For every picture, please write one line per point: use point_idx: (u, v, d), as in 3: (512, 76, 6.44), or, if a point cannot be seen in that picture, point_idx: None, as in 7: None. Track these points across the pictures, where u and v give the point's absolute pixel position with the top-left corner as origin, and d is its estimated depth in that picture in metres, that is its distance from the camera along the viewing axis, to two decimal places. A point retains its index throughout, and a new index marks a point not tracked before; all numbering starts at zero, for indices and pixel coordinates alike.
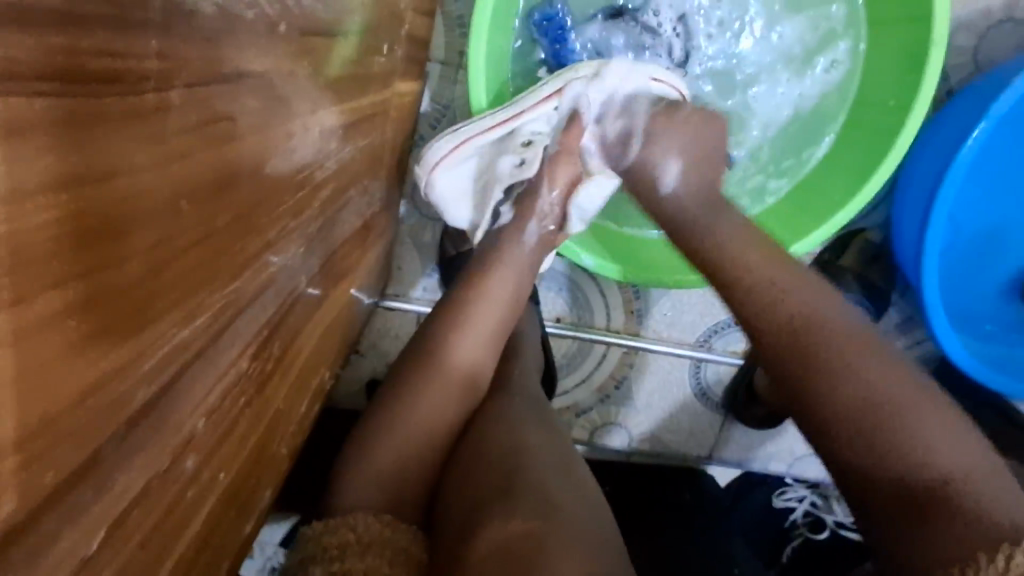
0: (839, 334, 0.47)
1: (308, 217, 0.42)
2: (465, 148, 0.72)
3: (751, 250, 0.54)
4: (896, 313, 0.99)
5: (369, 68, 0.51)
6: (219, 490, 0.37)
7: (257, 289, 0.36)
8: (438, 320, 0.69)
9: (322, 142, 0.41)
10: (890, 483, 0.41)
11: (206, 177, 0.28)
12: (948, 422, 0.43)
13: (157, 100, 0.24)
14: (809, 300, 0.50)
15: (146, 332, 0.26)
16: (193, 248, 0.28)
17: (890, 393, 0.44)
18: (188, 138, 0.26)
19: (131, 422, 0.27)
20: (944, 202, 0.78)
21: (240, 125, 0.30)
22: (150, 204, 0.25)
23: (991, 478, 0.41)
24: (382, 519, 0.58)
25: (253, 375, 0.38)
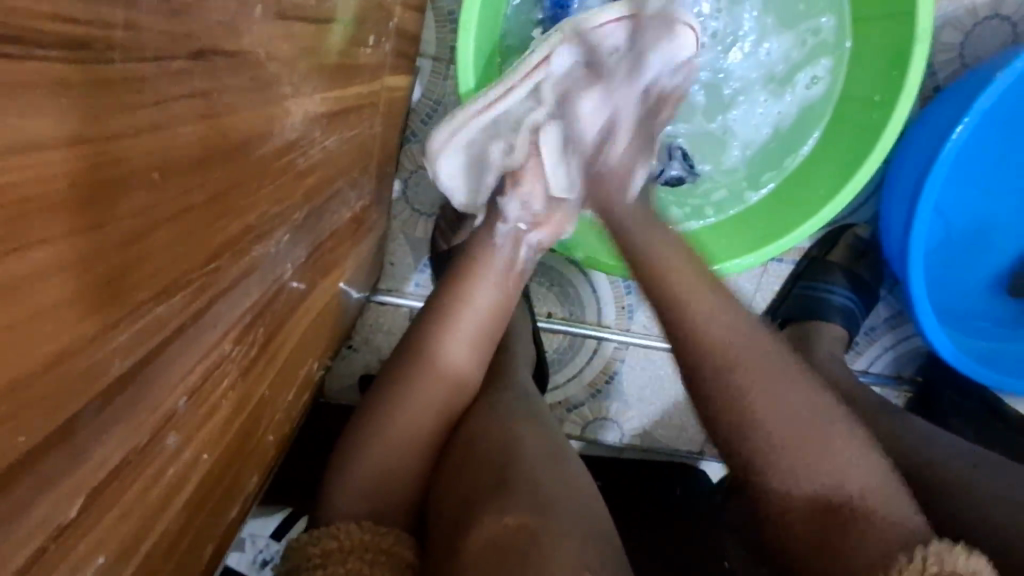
0: (766, 417, 0.50)
1: (294, 204, 0.43)
2: (462, 132, 0.69)
3: (681, 272, 0.58)
4: (884, 308, 1.02)
5: (356, 58, 0.51)
6: (202, 472, 0.37)
7: (241, 270, 0.36)
8: (426, 324, 0.70)
9: (307, 129, 0.41)
10: (803, 505, 0.47)
11: (189, 149, 0.28)
12: (837, 450, 0.49)
13: (145, 65, 0.25)
14: (749, 378, 0.51)
15: (124, 296, 0.27)
16: (175, 216, 0.29)
17: (784, 441, 0.49)
18: (175, 109, 0.27)
19: (109, 393, 0.27)
20: (930, 195, 0.79)
21: (223, 98, 0.30)
22: (135, 172, 0.25)
23: (871, 477, 0.48)
24: (364, 525, 0.57)
25: (237, 358, 0.39)
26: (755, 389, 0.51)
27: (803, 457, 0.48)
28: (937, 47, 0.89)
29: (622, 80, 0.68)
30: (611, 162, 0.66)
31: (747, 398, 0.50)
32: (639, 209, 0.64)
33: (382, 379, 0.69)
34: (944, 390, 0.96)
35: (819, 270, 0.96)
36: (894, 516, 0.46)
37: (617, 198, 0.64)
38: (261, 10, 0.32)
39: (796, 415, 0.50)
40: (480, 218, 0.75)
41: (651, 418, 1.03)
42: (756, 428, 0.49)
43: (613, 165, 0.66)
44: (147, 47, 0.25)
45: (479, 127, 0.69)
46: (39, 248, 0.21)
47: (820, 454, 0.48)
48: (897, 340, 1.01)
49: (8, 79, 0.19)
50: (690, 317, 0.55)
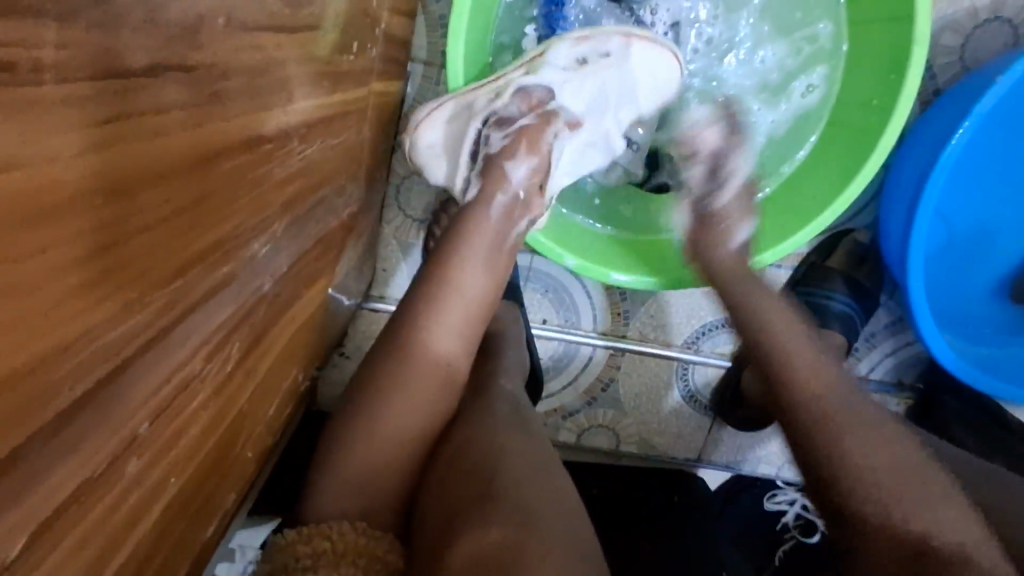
0: (865, 459, 0.48)
1: (271, 215, 0.42)
2: (450, 105, 0.73)
3: (790, 332, 0.58)
4: (885, 313, 1.00)
5: (340, 65, 0.50)
6: (170, 495, 0.36)
7: (212, 287, 0.35)
8: (404, 322, 0.67)
9: (284, 139, 0.40)
10: (893, 548, 0.45)
11: (150, 165, 0.27)
12: (937, 498, 0.47)
13: (100, 82, 0.23)
14: (845, 422, 0.51)
15: (77, 324, 0.25)
16: (133, 232, 0.27)
17: (877, 480, 0.48)
18: (131, 126, 0.25)
19: (58, 422, 0.26)
20: (930, 199, 0.78)
21: (187, 115, 0.29)
22: (89, 191, 0.24)
23: (979, 545, 0.45)
24: (358, 528, 0.57)
25: (209, 376, 0.38)
26: (854, 441, 0.49)
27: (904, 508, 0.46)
28: (936, 50, 0.88)
29: (603, 87, 0.74)
30: (718, 206, 0.67)
31: (842, 439, 0.50)
32: (738, 256, 0.65)
33: (361, 385, 0.66)
34: (946, 397, 0.94)
35: (819, 276, 0.95)
36: (952, 536, 0.45)
37: (718, 246, 0.66)
38: (237, 18, 0.31)
39: (890, 455, 0.49)
40: (473, 192, 0.72)
41: (649, 427, 1.02)
42: (859, 478, 0.48)
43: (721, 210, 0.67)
44: (105, 63, 0.23)
45: (470, 97, 0.72)
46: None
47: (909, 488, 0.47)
48: (898, 346, 0.99)
49: None
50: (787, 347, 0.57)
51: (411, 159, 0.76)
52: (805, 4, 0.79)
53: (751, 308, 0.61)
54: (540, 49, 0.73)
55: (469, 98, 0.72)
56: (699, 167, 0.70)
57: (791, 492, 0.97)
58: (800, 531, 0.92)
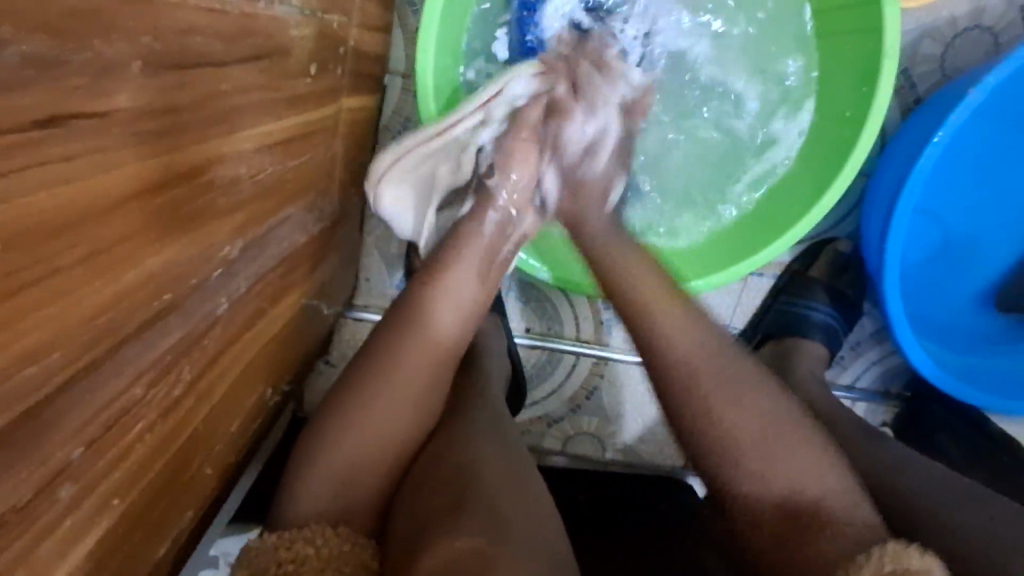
0: (719, 437, 0.51)
1: (220, 239, 0.43)
2: (407, 158, 0.69)
3: (655, 299, 0.58)
4: (869, 322, 0.99)
5: (297, 88, 0.51)
6: (110, 519, 0.36)
7: (150, 316, 0.36)
8: (392, 329, 0.66)
9: (228, 167, 0.41)
10: (757, 516, 0.50)
11: (94, 202, 0.28)
12: (792, 444, 0.51)
13: (44, 129, 0.24)
14: (711, 394, 0.53)
15: (14, 356, 0.26)
16: (74, 266, 0.28)
17: (715, 444, 0.52)
18: (75, 166, 0.26)
19: None
20: (906, 210, 0.77)
21: (129, 152, 0.30)
22: (27, 230, 0.24)
23: (837, 498, 0.49)
24: (340, 531, 0.58)
25: (153, 402, 0.38)
26: (699, 405, 0.53)
27: (761, 469, 0.50)
28: (916, 58, 0.87)
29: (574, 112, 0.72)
30: (594, 169, 0.68)
31: (706, 398, 0.53)
32: (612, 220, 0.67)
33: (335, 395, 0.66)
34: (931, 405, 0.93)
35: (803, 286, 0.94)
36: (806, 491, 0.49)
37: (593, 212, 0.67)
38: (174, 53, 0.31)
39: (749, 410, 0.52)
40: (466, 208, 0.71)
41: (635, 435, 1.02)
42: (711, 429, 0.52)
43: (596, 173, 0.68)
44: (52, 109, 0.24)
45: (429, 148, 0.69)
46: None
47: (761, 440, 0.51)
48: (884, 354, 0.99)
49: None
50: (663, 331, 0.56)
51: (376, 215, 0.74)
52: (783, 26, 0.80)
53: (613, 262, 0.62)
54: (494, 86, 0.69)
55: (426, 147, 0.69)
56: (576, 145, 0.68)
57: None
58: None
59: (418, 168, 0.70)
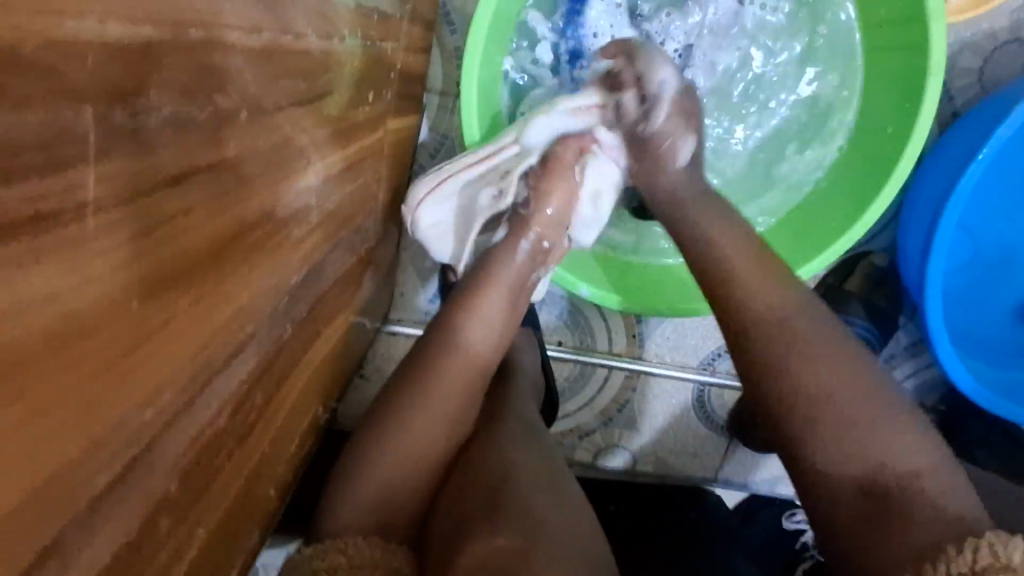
0: (815, 401, 0.49)
1: (290, 268, 0.44)
2: (448, 184, 0.71)
3: (743, 258, 0.57)
4: (904, 336, 0.97)
5: (356, 116, 0.52)
6: (196, 545, 0.37)
7: (234, 348, 0.36)
8: (432, 342, 0.66)
9: (300, 200, 0.42)
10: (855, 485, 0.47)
11: (202, 247, 0.29)
12: (901, 431, 0.48)
13: (174, 185, 0.25)
14: (813, 356, 0.51)
15: (136, 399, 0.27)
16: (184, 312, 0.29)
17: (818, 411, 0.49)
18: (195, 216, 0.27)
19: (97, 503, 0.26)
20: (948, 228, 0.77)
21: (230, 198, 0.31)
22: (147, 286, 0.25)
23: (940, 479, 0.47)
24: (372, 541, 0.58)
25: (232, 430, 0.39)
26: (806, 353, 0.51)
27: (858, 439, 0.48)
28: (954, 72, 0.87)
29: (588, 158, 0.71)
30: (655, 126, 0.66)
31: (792, 369, 0.51)
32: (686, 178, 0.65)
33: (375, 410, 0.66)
34: (968, 418, 0.94)
35: (837, 299, 0.94)
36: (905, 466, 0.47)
37: (662, 173, 0.66)
38: (269, 98, 0.33)
39: (850, 384, 0.50)
40: (499, 237, 0.69)
41: (666, 446, 1.02)
42: (800, 392, 0.50)
43: (658, 129, 0.66)
44: (175, 167, 0.25)
45: (470, 175, 0.70)
46: (61, 378, 0.22)
47: (863, 415, 0.49)
48: (918, 367, 0.97)
49: (51, 226, 0.20)
50: (747, 295, 0.55)
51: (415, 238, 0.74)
52: (829, 53, 0.79)
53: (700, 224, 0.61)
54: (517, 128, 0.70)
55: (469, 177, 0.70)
56: (634, 102, 0.67)
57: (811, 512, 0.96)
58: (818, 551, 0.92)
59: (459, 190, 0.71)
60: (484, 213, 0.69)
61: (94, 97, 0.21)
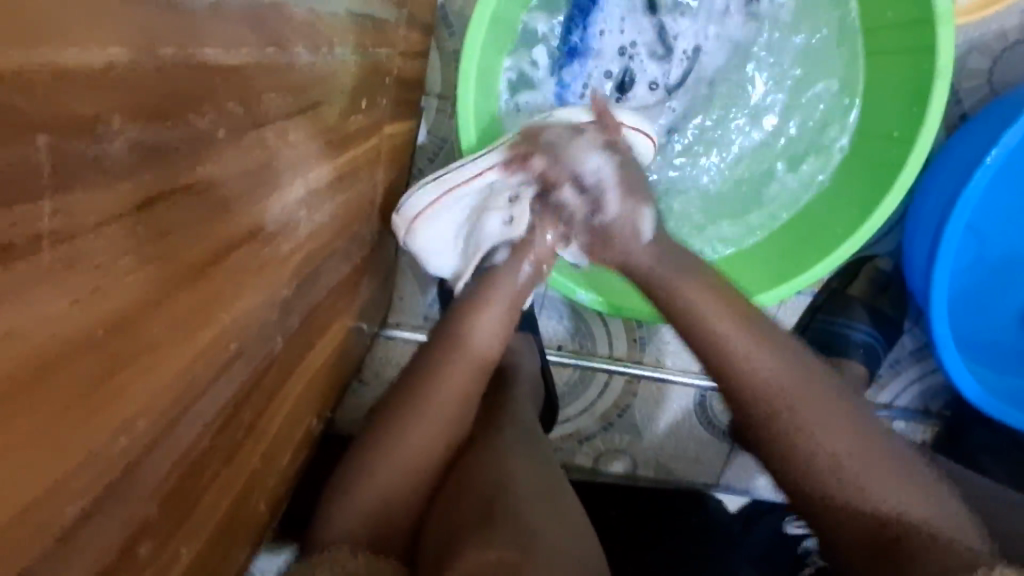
0: (817, 463, 0.51)
1: (280, 283, 0.43)
2: (450, 195, 0.70)
3: (724, 312, 0.58)
4: (909, 340, 0.96)
5: (349, 125, 0.51)
6: (183, 564, 0.37)
7: (220, 366, 0.36)
8: (428, 359, 0.66)
9: (289, 214, 0.41)
10: (856, 534, 0.48)
11: (180, 270, 0.28)
12: (902, 481, 0.50)
13: (138, 214, 0.24)
14: (811, 419, 0.52)
15: (111, 426, 0.26)
16: (160, 336, 0.28)
17: (830, 462, 0.50)
18: (165, 242, 0.27)
19: (69, 533, 0.26)
20: (954, 233, 0.76)
21: (211, 219, 0.30)
22: (112, 317, 0.24)
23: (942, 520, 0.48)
24: (363, 555, 0.56)
25: (219, 448, 0.39)
26: (808, 416, 0.52)
27: (856, 487, 0.49)
28: (962, 74, 0.85)
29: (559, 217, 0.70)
30: (611, 212, 0.62)
31: (795, 423, 0.52)
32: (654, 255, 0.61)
33: (373, 424, 0.66)
34: (974, 425, 0.92)
35: (840, 303, 0.93)
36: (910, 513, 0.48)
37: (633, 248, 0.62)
38: (253, 114, 0.32)
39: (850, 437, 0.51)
40: (501, 257, 0.69)
41: (665, 451, 1.02)
42: (805, 460, 0.51)
43: (615, 210, 0.62)
44: (145, 192, 0.24)
45: (470, 189, 0.69)
46: (28, 414, 0.22)
47: (864, 463, 0.50)
48: (923, 373, 0.96)
49: (13, 267, 0.19)
50: (739, 349, 0.56)
51: (411, 248, 0.73)
52: (831, 55, 0.78)
53: (679, 291, 0.59)
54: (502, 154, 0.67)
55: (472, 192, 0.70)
56: (589, 175, 0.63)
57: None
58: None
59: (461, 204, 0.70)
60: (494, 239, 0.69)
61: (48, 127, 0.20)
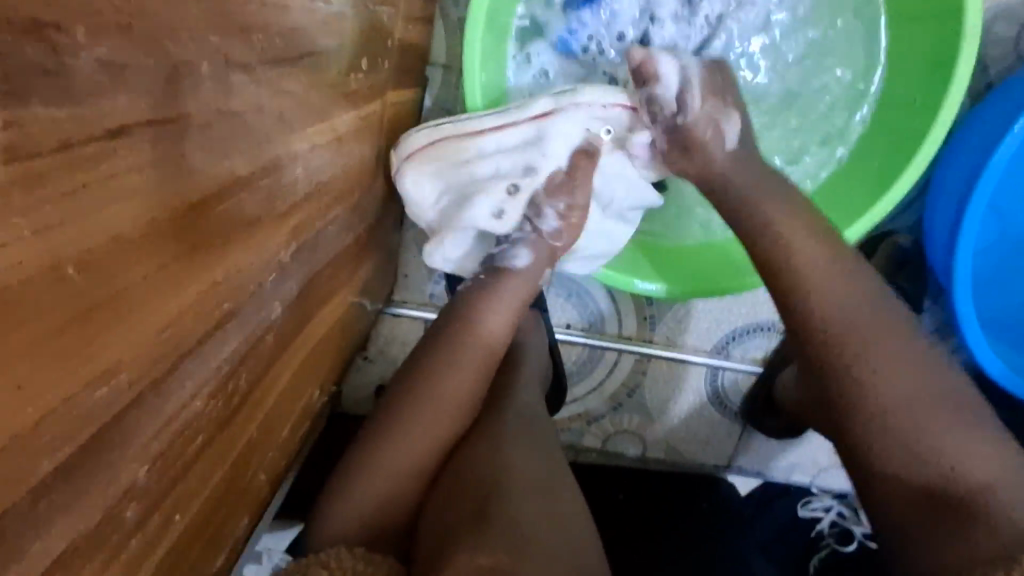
0: (879, 409, 0.49)
1: (275, 245, 0.41)
2: (449, 146, 0.67)
3: (801, 235, 0.56)
4: (928, 319, 0.92)
5: (349, 84, 0.49)
6: (177, 531, 0.36)
7: (211, 327, 0.34)
8: (428, 356, 0.65)
9: (284, 170, 0.39)
10: (908, 495, 0.48)
11: (160, 215, 0.27)
12: (965, 431, 0.48)
13: (93, 148, 0.22)
14: (882, 361, 0.50)
15: (95, 371, 0.25)
16: (142, 285, 0.27)
17: (898, 403, 0.49)
18: (137, 181, 0.25)
19: (45, 489, 0.24)
20: (979, 205, 0.73)
21: (194, 162, 0.28)
22: (80, 256, 0.23)
23: (1003, 478, 0.47)
24: (355, 552, 0.54)
25: (214, 412, 0.37)
26: (876, 351, 0.50)
27: (914, 445, 0.48)
28: (988, 41, 0.82)
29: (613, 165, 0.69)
30: (691, 116, 0.61)
31: (854, 369, 0.50)
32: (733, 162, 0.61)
33: (378, 413, 0.64)
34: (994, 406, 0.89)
35: None
36: (963, 469, 0.47)
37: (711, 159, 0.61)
38: (238, 54, 0.30)
39: (913, 379, 0.49)
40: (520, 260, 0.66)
41: (676, 433, 0.99)
42: (853, 413, 0.50)
43: (693, 115, 0.61)
44: (115, 118, 0.23)
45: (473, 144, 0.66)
46: None
47: (928, 412, 0.48)
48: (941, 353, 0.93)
49: None
50: (807, 285, 0.54)
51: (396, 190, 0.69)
52: (855, 23, 0.74)
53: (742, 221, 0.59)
54: (519, 126, 0.65)
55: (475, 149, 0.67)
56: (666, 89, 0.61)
57: (826, 500, 0.95)
58: (835, 540, 0.92)
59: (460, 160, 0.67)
60: (475, 221, 0.65)
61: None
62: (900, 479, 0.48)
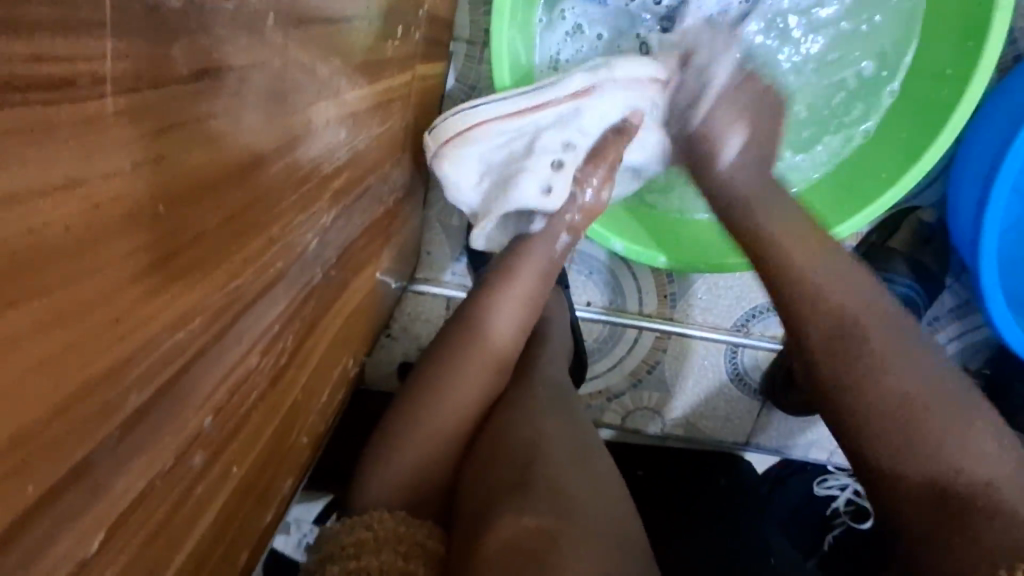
0: (888, 404, 0.46)
1: (319, 209, 0.42)
2: (483, 130, 0.66)
3: (803, 242, 0.55)
4: (950, 297, 0.93)
5: (384, 52, 0.50)
6: (234, 483, 0.37)
7: (262, 287, 0.35)
8: (454, 335, 0.66)
9: (328, 132, 0.40)
10: (921, 487, 0.44)
11: (209, 172, 0.28)
12: (979, 434, 0.45)
13: (141, 96, 0.23)
14: (891, 359, 0.48)
15: (163, 323, 0.27)
16: (195, 242, 0.28)
17: (909, 395, 0.46)
18: (189, 135, 0.26)
19: (123, 429, 0.27)
20: (1006, 178, 0.72)
21: (240, 122, 0.29)
22: (138, 207, 0.24)
23: (1014, 485, 0.44)
24: (397, 514, 0.56)
25: (265, 369, 0.38)
26: (883, 346, 0.48)
27: (933, 447, 0.45)
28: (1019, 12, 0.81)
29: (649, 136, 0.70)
30: None
31: (868, 363, 0.48)
32: None
33: (410, 385, 0.65)
34: (1016, 382, 0.88)
35: (879, 257, 0.90)
36: (980, 473, 0.44)
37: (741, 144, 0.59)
38: (286, 16, 0.31)
39: (925, 376, 0.47)
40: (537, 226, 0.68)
41: (694, 411, 1.00)
42: (863, 400, 0.47)
43: None
44: (168, 74, 0.24)
45: (507, 125, 0.66)
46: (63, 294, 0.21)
47: (939, 410, 0.46)
48: (963, 330, 0.93)
49: (36, 123, 0.19)
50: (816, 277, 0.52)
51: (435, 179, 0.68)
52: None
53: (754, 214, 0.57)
54: (554, 101, 0.66)
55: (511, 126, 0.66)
56: None
57: (843, 478, 0.95)
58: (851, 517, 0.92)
59: (496, 141, 0.67)
60: (529, 202, 0.66)
61: None
62: (903, 475, 0.45)
